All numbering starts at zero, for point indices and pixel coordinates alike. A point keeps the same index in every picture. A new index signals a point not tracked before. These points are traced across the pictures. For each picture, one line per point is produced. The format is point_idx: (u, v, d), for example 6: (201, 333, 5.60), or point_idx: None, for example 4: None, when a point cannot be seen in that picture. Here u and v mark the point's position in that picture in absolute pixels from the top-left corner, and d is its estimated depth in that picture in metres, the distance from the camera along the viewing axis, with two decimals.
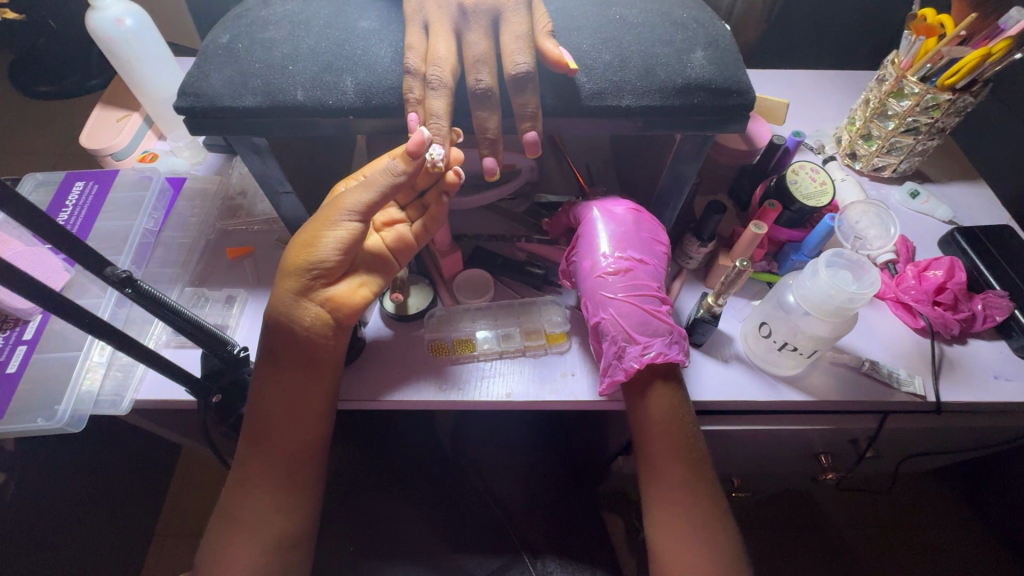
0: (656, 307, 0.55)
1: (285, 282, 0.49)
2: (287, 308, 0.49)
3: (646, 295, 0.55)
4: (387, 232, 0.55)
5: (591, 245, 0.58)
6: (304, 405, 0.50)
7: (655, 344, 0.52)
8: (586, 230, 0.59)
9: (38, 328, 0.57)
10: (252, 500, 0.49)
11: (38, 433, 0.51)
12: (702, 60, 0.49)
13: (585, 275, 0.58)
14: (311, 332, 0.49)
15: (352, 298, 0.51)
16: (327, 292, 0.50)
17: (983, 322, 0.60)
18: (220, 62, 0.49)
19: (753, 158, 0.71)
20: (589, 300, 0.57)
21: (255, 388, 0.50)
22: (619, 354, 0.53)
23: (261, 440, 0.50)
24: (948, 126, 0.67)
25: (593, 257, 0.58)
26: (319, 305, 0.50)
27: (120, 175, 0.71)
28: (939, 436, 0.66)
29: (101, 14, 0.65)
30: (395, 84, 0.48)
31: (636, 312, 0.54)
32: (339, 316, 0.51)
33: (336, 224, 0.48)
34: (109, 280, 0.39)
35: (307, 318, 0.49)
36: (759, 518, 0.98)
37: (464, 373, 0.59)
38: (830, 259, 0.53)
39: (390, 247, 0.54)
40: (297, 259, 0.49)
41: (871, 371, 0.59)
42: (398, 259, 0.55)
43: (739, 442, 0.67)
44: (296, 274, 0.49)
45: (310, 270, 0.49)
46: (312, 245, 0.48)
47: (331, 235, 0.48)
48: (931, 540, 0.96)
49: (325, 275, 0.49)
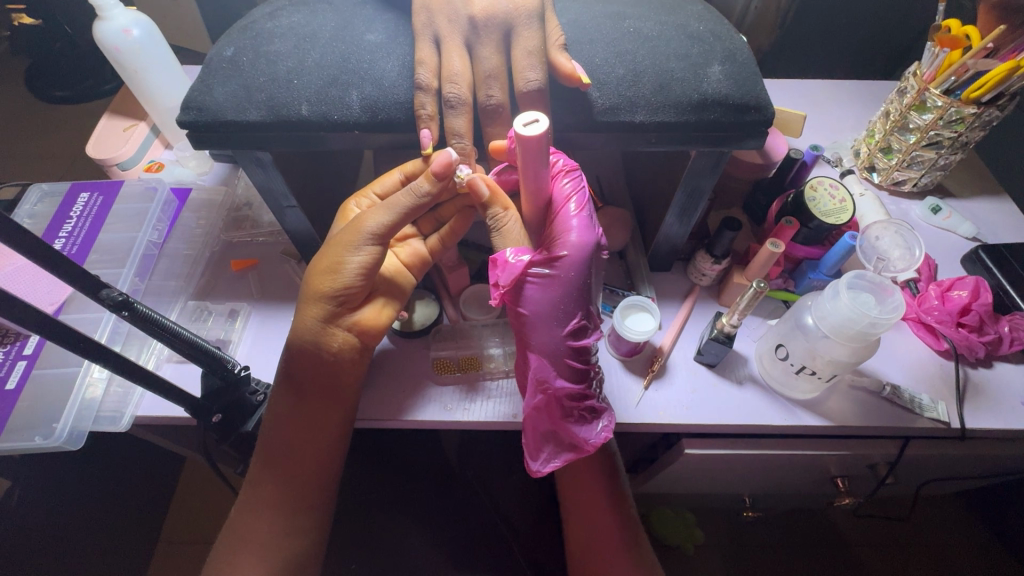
0: (585, 373, 0.51)
1: (309, 308, 0.48)
2: (314, 336, 0.48)
3: (580, 367, 0.50)
4: (401, 248, 0.55)
5: (567, 293, 0.48)
6: (321, 440, 0.50)
7: (603, 416, 0.52)
8: (570, 265, 0.47)
9: (38, 343, 0.56)
10: (261, 519, 0.49)
11: (35, 452, 0.50)
12: (718, 75, 0.47)
13: (556, 328, 0.49)
14: (339, 357, 0.49)
15: (377, 321, 0.51)
16: (353, 318, 0.50)
17: (1010, 344, 0.58)
18: (224, 76, 0.48)
19: (768, 172, 0.69)
20: (552, 363, 0.50)
21: (271, 410, 0.49)
22: (577, 431, 0.51)
23: (279, 465, 0.49)
24: (972, 140, 0.64)
25: (542, 318, 0.49)
26: (346, 330, 0.49)
27: (125, 187, 0.70)
28: (961, 464, 0.63)
29: (108, 24, 0.64)
30: (403, 100, 0.47)
31: (590, 377, 0.51)
32: (366, 340, 0.51)
33: (356, 249, 0.47)
34: (105, 304, 0.37)
35: (335, 343, 0.49)
36: (772, 538, 0.95)
37: (473, 391, 0.58)
38: (851, 280, 0.51)
39: (407, 263, 0.55)
40: (321, 287, 0.47)
41: (892, 396, 0.57)
42: (414, 275, 0.55)
43: (752, 465, 0.64)
44: (321, 301, 0.48)
45: (334, 296, 0.48)
46: (335, 272, 0.47)
47: (354, 260, 0.47)
48: (947, 561, 0.93)
49: (350, 300, 0.49)
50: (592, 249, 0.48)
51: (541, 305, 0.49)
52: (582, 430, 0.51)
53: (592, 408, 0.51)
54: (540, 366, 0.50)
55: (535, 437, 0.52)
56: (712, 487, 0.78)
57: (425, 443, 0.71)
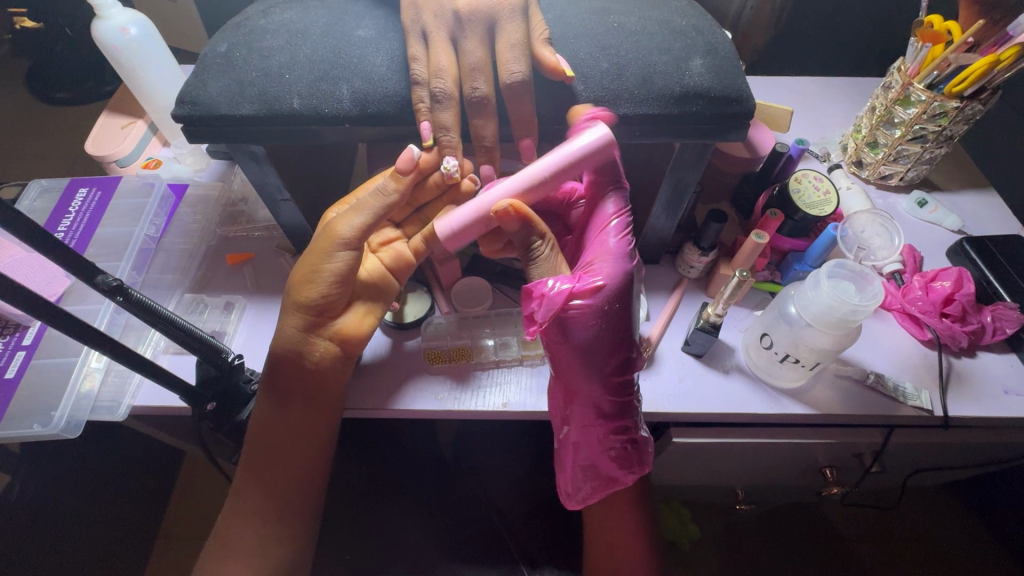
0: (622, 411, 0.51)
1: (292, 318, 0.50)
2: (295, 346, 0.50)
3: (618, 408, 0.51)
4: (384, 252, 0.56)
5: (599, 345, 0.48)
6: (310, 432, 0.51)
7: (644, 449, 0.53)
8: (607, 316, 0.48)
9: (37, 334, 0.57)
10: (249, 521, 0.50)
11: (34, 439, 0.52)
12: (700, 68, 0.48)
13: (599, 378, 0.49)
14: (320, 366, 0.50)
15: (358, 329, 0.52)
16: (334, 325, 0.51)
17: (992, 334, 0.59)
18: (218, 71, 0.49)
19: (755, 166, 0.70)
20: (592, 405, 0.51)
21: (255, 422, 0.50)
22: (615, 470, 0.53)
23: (260, 472, 0.50)
24: (956, 134, 0.65)
25: (586, 354, 0.49)
26: (327, 340, 0.51)
27: (122, 182, 0.71)
28: (946, 452, 0.64)
29: (106, 23, 0.66)
30: (392, 94, 0.48)
31: (630, 411, 0.52)
32: (349, 349, 0.52)
33: (331, 255, 0.49)
34: (100, 289, 0.38)
35: (316, 353, 0.50)
36: (767, 532, 0.96)
37: (462, 381, 0.59)
38: (831, 269, 0.52)
39: (390, 267, 0.55)
40: (301, 298, 0.49)
41: (876, 384, 0.57)
42: (398, 279, 0.56)
43: (741, 455, 0.65)
44: (302, 312, 0.50)
45: (313, 306, 0.50)
46: (311, 281, 0.49)
47: (330, 266, 0.49)
48: (939, 553, 0.94)
49: (328, 310, 0.51)
50: (626, 283, 0.48)
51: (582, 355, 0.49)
52: (621, 467, 0.53)
53: (632, 443, 0.52)
54: (584, 413, 0.51)
55: (575, 472, 0.54)
56: (704, 479, 0.79)
57: (419, 435, 0.72)
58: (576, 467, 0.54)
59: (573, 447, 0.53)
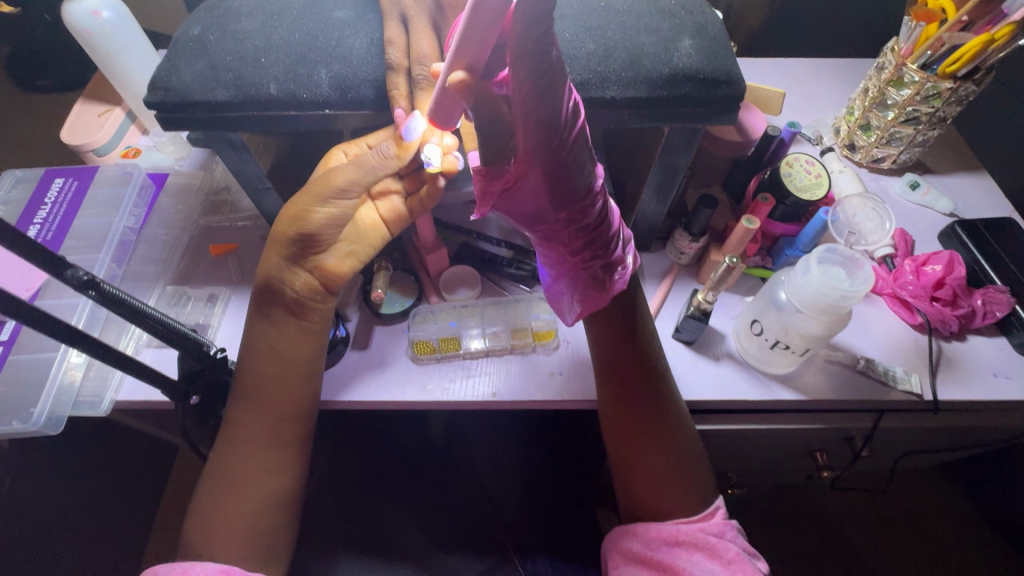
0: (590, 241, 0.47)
1: (273, 248, 0.48)
2: (276, 274, 0.48)
3: (583, 237, 0.47)
4: (381, 203, 0.52)
5: (545, 175, 0.39)
6: (285, 419, 0.49)
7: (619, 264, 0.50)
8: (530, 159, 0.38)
9: (14, 329, 0.56)
10: (222, 524, 0.47)
11: (15, 435, 0.51)
12: (689, 49, 0.47)
13: (555, 223, 0.45)
14: (300, 296, 0.48)
15: (341, 269, 0.50)
16: (317, 261, 0.49)
17: (983, 317, 0.59)
18: (191, 56, 0.47)
19: (748, 150, 0.69)
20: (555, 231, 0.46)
21: (233, 418, 0.49)
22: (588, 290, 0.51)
23: (230, 473, 0.48)
24: (950, 115, 0.65)
25: (535, 200, 0.43)
26: (308, 272, 0.48)
27: (100, 172, 0.69)
28: (934, 435, 0.65)
29: (77, 5, 0.63)
30: (372, 78, 0.46)
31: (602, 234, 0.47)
32: (328, 285, 0.50)
33: (326, 202, 0.46)
34: (70, 283, 0.36)
35: (296, 283, 0.48)
36: (758, 512, 0.97)
37: (450, 370, 0.58)
38: (822, 255, 0.51)
39: (385, 220, 0.52)
40: (284, 230, 0.47)
41: (866, 369, 0.57)
42: (390, 231, 0.53)
43: (731, 441, 0.65)
44: (283, 244, 0.47)
45: (296, 240, 0.47)
46: (302, 217, 0.46)
47: (321, 212, 0.46)
48: (927, 532, 0.95)
49: (313, 246, 0.47)
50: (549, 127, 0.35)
51: (527, 191, 0.42)
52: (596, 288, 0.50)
53: (607, 266, 0.50)
54: (557, 251, 0.49)
55: (559, 295, 0.54)
56: None
57: (412, 426, 0.71)
58: (557, 292, 0.54)
59: (559, 286, 0.53)
